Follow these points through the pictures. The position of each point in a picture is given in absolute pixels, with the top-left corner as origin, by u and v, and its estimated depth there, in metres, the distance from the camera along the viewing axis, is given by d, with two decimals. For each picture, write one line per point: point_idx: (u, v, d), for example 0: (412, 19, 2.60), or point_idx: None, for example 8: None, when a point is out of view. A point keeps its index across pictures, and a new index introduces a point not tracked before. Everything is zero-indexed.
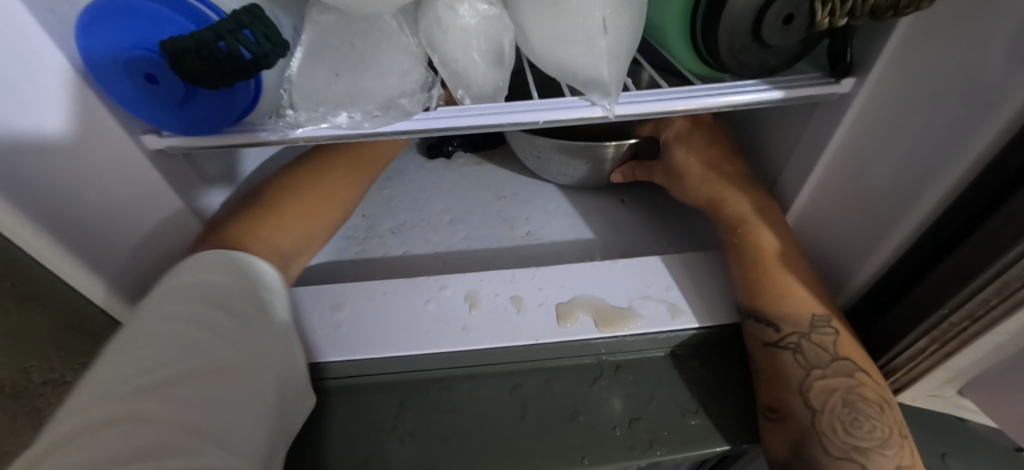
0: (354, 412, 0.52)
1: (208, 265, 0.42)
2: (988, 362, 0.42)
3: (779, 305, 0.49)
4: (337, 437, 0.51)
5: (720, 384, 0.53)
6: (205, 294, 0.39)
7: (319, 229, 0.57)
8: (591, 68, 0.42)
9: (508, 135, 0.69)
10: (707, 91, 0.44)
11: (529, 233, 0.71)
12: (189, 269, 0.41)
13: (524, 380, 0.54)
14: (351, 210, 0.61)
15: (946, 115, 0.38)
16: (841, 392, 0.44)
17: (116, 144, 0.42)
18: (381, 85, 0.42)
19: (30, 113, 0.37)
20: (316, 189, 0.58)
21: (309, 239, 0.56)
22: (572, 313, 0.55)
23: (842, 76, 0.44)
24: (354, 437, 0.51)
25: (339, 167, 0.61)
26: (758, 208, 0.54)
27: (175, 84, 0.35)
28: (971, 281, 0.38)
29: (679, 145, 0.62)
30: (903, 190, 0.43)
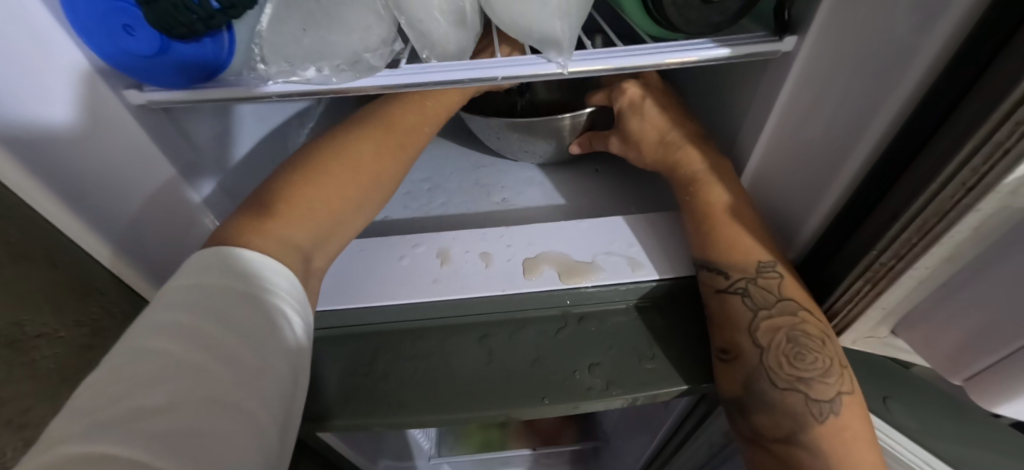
0: (331, 359, 0.56)
1: (227, 271, 0.42)
2: (914, 298, 0.45)
3: (727, 255, 0.51)
4: (327, 381, 0.55)
5: (676, 331, 0.57)
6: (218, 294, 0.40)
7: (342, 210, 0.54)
8: (545, 24, 0.44)
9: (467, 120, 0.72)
10: (658, 49, 0.47)
11: (505, 200, 0.73)
12: (196, 274, 0.41)
13: (493, 331, 0.57)
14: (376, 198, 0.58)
15: (873, 65, 0.41)
16: (785, 329, 0.47)
17: (99, 95, 0.45)
18: (346, 40, 0.45)
19: (47, 104, 0.42)
20: (346, 172, 0.56)
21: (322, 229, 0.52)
22: (538, 267, 0.58)
23: (783, 33, 0.47)
24: (334, 381, 0.55)
25: (373, 147, 0.59)
26: (709, 166, 0.57)
27: (151, 35, 0.37)
28: (896, 223, 0.41)
29: (631, 115, 0.64)
30: (839, 143, 0.46)
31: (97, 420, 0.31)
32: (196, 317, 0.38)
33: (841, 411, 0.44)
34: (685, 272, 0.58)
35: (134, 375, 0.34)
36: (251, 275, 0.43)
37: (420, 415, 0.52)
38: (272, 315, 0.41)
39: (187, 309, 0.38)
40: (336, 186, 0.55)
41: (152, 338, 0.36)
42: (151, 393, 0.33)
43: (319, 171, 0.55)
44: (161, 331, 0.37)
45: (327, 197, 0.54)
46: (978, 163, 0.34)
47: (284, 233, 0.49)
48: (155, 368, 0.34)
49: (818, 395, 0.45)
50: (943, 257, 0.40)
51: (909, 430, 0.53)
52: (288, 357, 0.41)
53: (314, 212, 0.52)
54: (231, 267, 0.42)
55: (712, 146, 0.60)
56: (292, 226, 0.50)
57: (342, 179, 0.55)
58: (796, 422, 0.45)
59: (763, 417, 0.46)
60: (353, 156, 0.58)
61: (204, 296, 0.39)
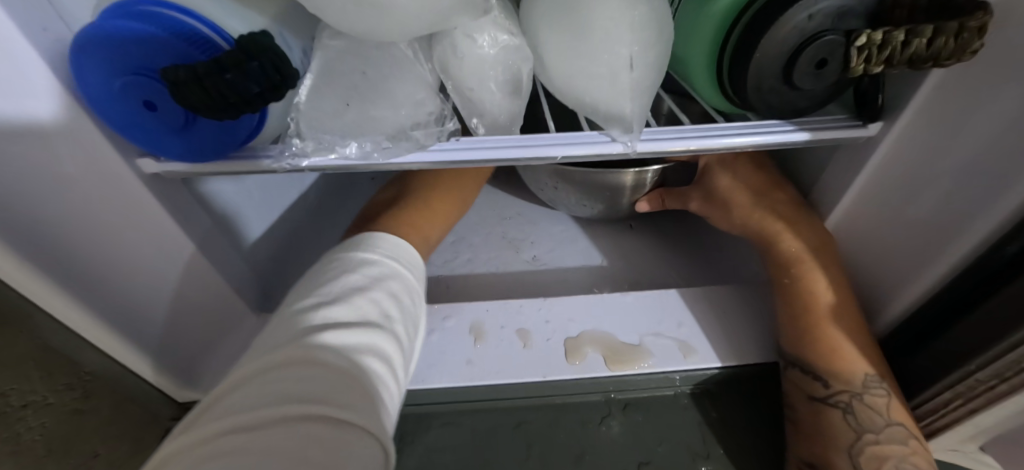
0: None
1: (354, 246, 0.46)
2: (1014, 422, 0.40)
3: (829, 360, 0.45)
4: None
5: (740, 429, 0.51)
6: (347, 261, 0.43)
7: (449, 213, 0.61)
8: (614, 104, 0.40)
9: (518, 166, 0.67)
10: (735, 129, 0.42)
11: (535, 258, 0.69)
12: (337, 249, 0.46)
13: (528, 417, 0.52)
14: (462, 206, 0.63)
15: (987, 171, 0.37)
16: (894, 460, 0.41)
17: (99, 161, 0.38)
18: (393, 115, 0.39)
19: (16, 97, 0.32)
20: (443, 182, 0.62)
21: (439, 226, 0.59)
22: (581, 349, 0.53)
23: (870, 120, 0.42)
24: None
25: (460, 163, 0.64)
26: (814, 247, 0.50)
27: (176, 111, 0.34)
28: (1003, 342, 0.37)
29: (723, 169, 0.57)
30: (933, 238, 0.42)
31: (263, 362, 0.32)
32: (321, 310, 0.37)
33: None
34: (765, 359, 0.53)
35: (284, 327, 0.35)
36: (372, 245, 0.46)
37: None
38: (405, 324, 0.41)
39: (323, 297, 0.38)
40: (450, 194, 0.61)
41: (289, 316, 0.37)
42: (310, 350, 0.32)
43: (444, 181, 0.61)
44: (294, 306, 0.38)
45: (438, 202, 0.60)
46: None
47: (424, 229, 0.56)
48: (319, 337, 0.34)
49: None
50: None
51: None
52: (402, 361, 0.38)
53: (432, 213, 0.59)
54: (357, 243, 0.46)
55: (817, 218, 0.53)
56: (425, 223, 0.57)
57: (454, 190, 0.61)
58: None
59: None
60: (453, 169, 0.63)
61: (336, 266, 0.43)
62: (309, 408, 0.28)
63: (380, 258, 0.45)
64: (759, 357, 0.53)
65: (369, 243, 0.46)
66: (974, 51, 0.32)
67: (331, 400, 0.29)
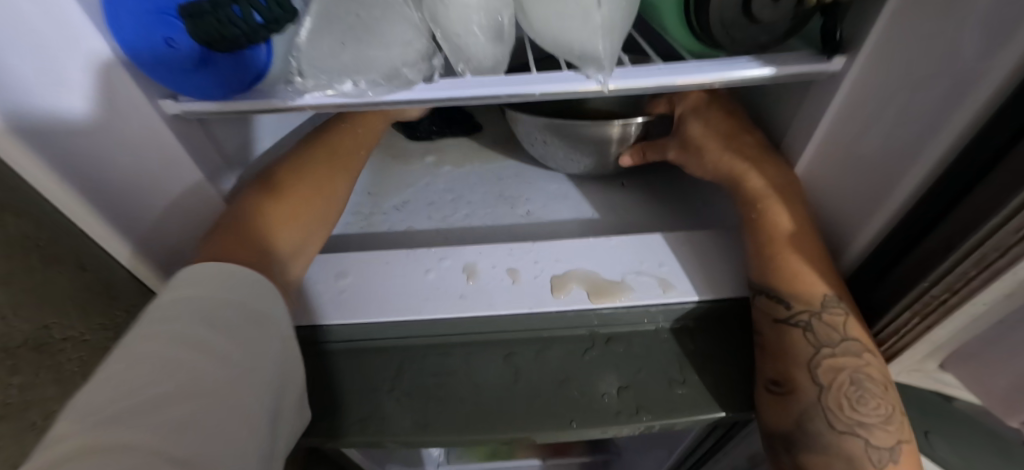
0: (356, 371, 0.56)
1: (208, 285, 0.42)
2: (966, 336, 0.43)
3: (791, 284, 0.49)
4: (352, 394, 0.54)
5: (717, 357, 0.55)
6: (205, 306, 0.40)
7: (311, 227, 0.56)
8: (587, 42, 0.43)
9: (510, 122, 0.71)
10: (701, 67, 0.45)
11: (529, 212, 0.73)
12: (188, 282, 0.42)
13: (518, 349, 0.56)
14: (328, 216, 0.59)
15: (934, 95, 0.39)
16: (848, 370, 0.45)
17: (132, 107, 0.44)
18: (386, 54, 0.43)
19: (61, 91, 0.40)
20: (294, 194, 0.57)
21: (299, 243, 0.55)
22: (565, 285, 0.57)
23: (832, 53, 0.45)
24: (359, 394, 0.54)
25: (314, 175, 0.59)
26: (778, 185, 0.53)
27: (193, 49, 0.37)
28: (951, 254, 0.39)
29: (694, 119, 0.62)
30: (891, 166, 0.44)
31: (65, 447, 0.30)
32: (155, 369, 0.35)
33: (900, 459, 0.42)
34: (738, 292, 0.56)
35: (102, 392, 0.34)
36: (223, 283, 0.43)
37: (445, 433, 0.51)
38: (267, 364, 0.41)
39: (165, 347, 0.37)
40: (302, 208, 0.56)
41: (109, 381, 0.34)
42: (129, 428, 0.32)
43: (292, 197, 0.56)
44: (129, 358, 0.36)
45: (295, 219, 0.55)
46: None
47: (269, 247, 0.51)
48: (142, 409, 0.33)
49: (878, 442, 0.43)
50: (1002, 293, 0.38)
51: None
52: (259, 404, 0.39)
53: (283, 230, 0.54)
54: (214, 278, 0.43)
55: (787, 163, 0.56)
56: (280, 238, 0.53)
57: (305, 198, 0.57)
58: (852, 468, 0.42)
59: (809, 456, 0.45)
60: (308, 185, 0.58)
61: (189, 308, 0.40)
62: None
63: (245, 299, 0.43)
64: (733, 291, 0.56)
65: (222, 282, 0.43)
66: None
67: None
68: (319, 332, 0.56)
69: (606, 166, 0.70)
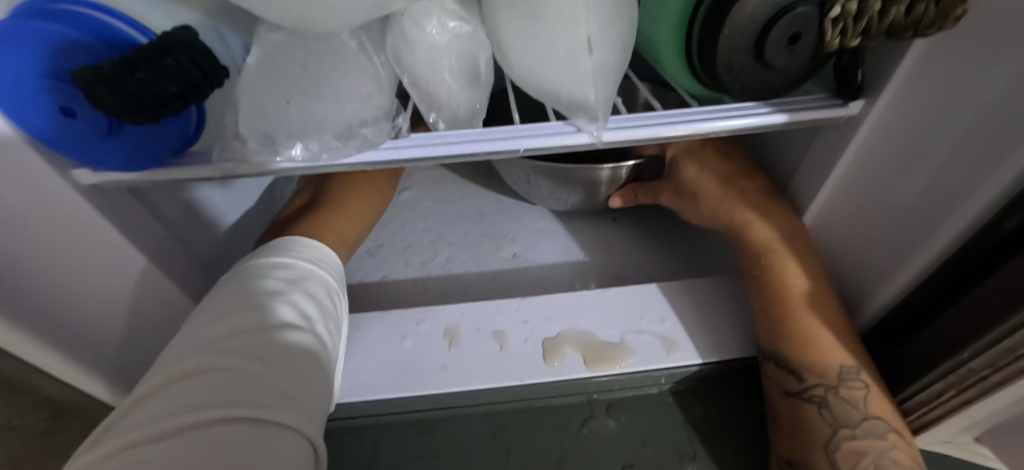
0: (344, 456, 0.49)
1: (279, 251, 0.43)
2: (1009, 414, 0.38)
3: (802, 353, 0.43)
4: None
5: (726, 428, 0.49)
6: (282, 266, 0.41)
7: (371, 212, 0.60)
8: (576, 90, 0.38)
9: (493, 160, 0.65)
10: (703, 114, 0.40)
11: (516, 255, 0.67)
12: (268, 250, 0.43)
13: (509, 422, 0.50)
14: (387, 201, 0.62)
15: (973, 148, 0.35)
16: (872, 455, 0.39)
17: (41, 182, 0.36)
18: (339, 111, 0.37)
19: None
20: (354, 178, 0.60)
21: (364, 226, 0.58)
22: (560, 349, 0.51)
23: (851, 97, 0.40)
24: None
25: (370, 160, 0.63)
26: (785, 236, 0.48)
27: (98, 119, 0.31)
28: (996, 326, 0.34)
29: (689, 160, 0.56)
30: (925, 223, 0.40)
31: (182, 370, 0.32)
32: (243, 315, 0.36)
33: None
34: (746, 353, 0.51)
35: (205, 332, 0.35)
36: (301, 250, 0.44)
37: None
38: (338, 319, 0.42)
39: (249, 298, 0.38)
40: (366, 193, 0.60)
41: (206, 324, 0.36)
42: (230, 356, 0.33)
43: (354, 182, 0.60)
44: (225, 304, 0.37)
45: (358, 205, 0.58)
46: None
47: (338, 229, 0.54)
48: (239, 342, 0.34)
49: None
50: None
51: None
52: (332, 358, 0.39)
53: (351, 213, 0.57)
54: (284, 247, 0.44)
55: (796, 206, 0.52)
56: (342, 223, 0.55)
57: (368, 183, 0.60)
58: None
59: None
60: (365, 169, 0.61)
61: (270, 267, 0.41)
62: (232, 411, 0.29)
63: (310, 266, 0.43)
64: (743, 351, 0.51)
65: (283, 248, 0.44)
66: (956, 20, 0.30)
67: (240, 405, 0.30)
68: None
69: (597, 204, 0.65)
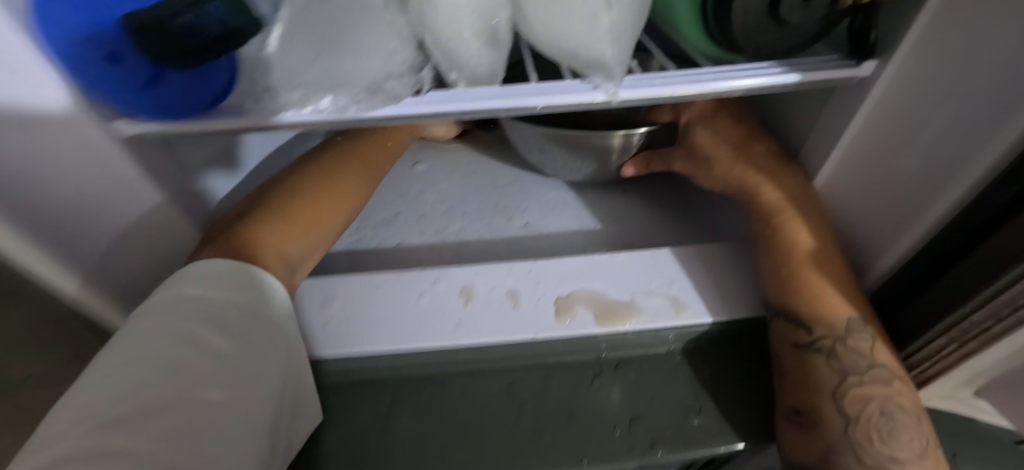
0: (347, 407, 0.51)
1: (208, 282, 0.39)
2: (1009, 364, 0.40)
3: (812, 307, 0.45)
4: (332, 433, 0.50)
5: (733, 382, 0.51)
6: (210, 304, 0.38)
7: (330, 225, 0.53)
8: (594, 48, 0.39)
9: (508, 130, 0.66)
10: (717, 74, 0.41)
11: (528, 224, 0.68)
12: (191, 281, 0.39)
13: (522, 377, 0.52)
14: (349, 214, 0.56)
15: (979, 105, 0.36)
16: (878, 400, 0.41)
17: (84, 139, 0.38)
18: (367, 66, 0.39)
19: None
20: (312, 187, 0.54)
21: (314, 242, 0.51)
22: (571, 309, 0.53)
23: (863, 58, 0.41)
24: (347, 430, 0.50)
25: (336, 167, 0.57)
26: (793, 198, 0.50)
27: (140, 67, 0.33)
28: (998, 279, 0.36)
29: (703, 127, 0.57)
30: (931, 183, 0.40)
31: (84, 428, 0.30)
32: (183, 342, 0.35)
33: None
34: (754, 312, 0.53)
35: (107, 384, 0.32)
36: (237, 277, 0.41)
37: None
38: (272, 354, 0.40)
39: (190, 319, 0.37)
40: (326, 201, 0.54)
41: (139, 353, 0.34)
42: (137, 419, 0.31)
43: (309, 191, 0.53)
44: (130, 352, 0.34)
45: (309, 218, 0.51)
46: None
47: (275, 246, 0.47)
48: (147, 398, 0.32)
49: None
50: None
51: None
52: (279, 379, 0.40)
53: (298, 227, 0.50)
54: (209, 275, 0.40)
55: (806, 171, 0.53)
56: (285, 239, 0.49)
57: (330, 193, 0.54)
58: None
59: None
60: (324, 177, 0.55)
61: (198, 306, 0.38)
62: None
63: (239, 298, 0.40)
64: (750, 310, 0.53)
65: (210, 279, 0.40)
66: None
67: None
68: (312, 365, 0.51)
69: (608, 174, 0.66)
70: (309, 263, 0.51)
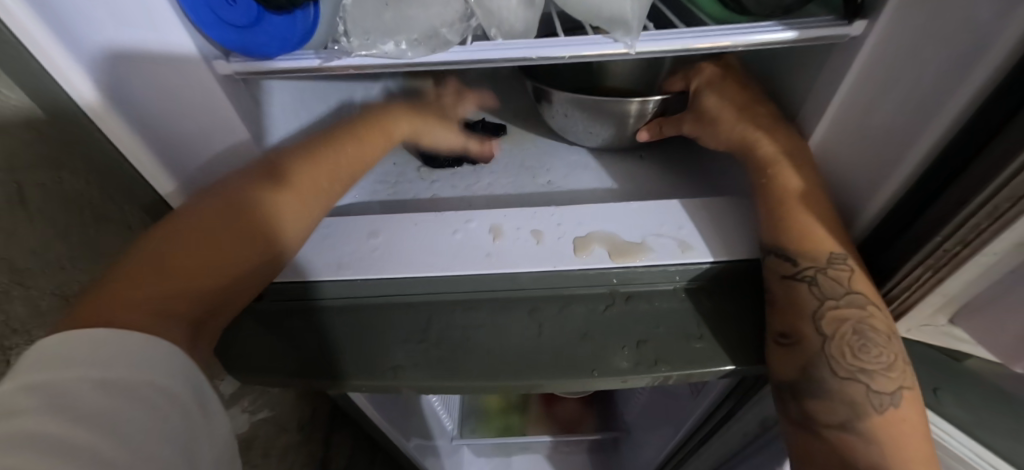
0: (353, 327, 0.59)
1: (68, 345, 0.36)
2: (979, 285, 0.45)
3: (800, 242, 0.51)
4: (340, 344, 0.58)
5: (731, 315, 0.57)
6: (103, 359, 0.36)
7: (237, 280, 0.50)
8: (615, 6, 0.46)
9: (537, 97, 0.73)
10: (724, 31, 0.47)
11: (551, 182, 0.75)
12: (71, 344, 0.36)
13: (541, 305, 0.59)
14: (259, 269, 0.51)
15: (948, 53, 0.41)
16: (852, 321, 0.47)
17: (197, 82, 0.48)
18: (426, 15, 0.47)
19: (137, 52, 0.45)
20: (224, 228, 0.50)
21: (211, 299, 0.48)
22: (588, 246, 0.59)
23: (852, 17, 0.47)
24: (354, 343, 0.58)
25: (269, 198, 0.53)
26: (787, 151, 0.56)
27: (249, 5, 0.41)
28: (964, 207, 0.40)
29: (710, 92, 0.63)
30: (908, 129, 0.45)
31: None
32: (69, 412, 0.32)
33: (901, 403, 0.45)
34: (750, 255, 0.58)
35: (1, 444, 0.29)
36: (131, 350, 0.38)
37: (466, 380, 0.54)
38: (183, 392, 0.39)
39: (62, 393, 0.33)
40: (235, 248, 0.50)
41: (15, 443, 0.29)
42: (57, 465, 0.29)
43: (214, 238, 0.49)
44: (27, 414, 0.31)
45: (212, 271, 0.48)
46: None
47: (160, 304, 0.44)
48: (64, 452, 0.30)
49: (880, 387, 0.46)
50: (1014, 242, 0.39)
51: (960, 423, 0.54)
52: (190, 384, 0.40)
53: (196, 283, 0.47)
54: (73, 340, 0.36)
55: (805, 129, 0.58)
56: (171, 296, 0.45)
57: (246, 235, 0.51)
58: (852, 411, 0.46)
59: (814, 402, 0.48)
60: (250, 217, 0.51)
61: (97, 368, 0.35)
62: None
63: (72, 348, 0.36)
64: (747, 253, 0.59)
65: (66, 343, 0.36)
66: None
67: None
68: (312, 289, 0.59)
69: (625, 138, 0.72)
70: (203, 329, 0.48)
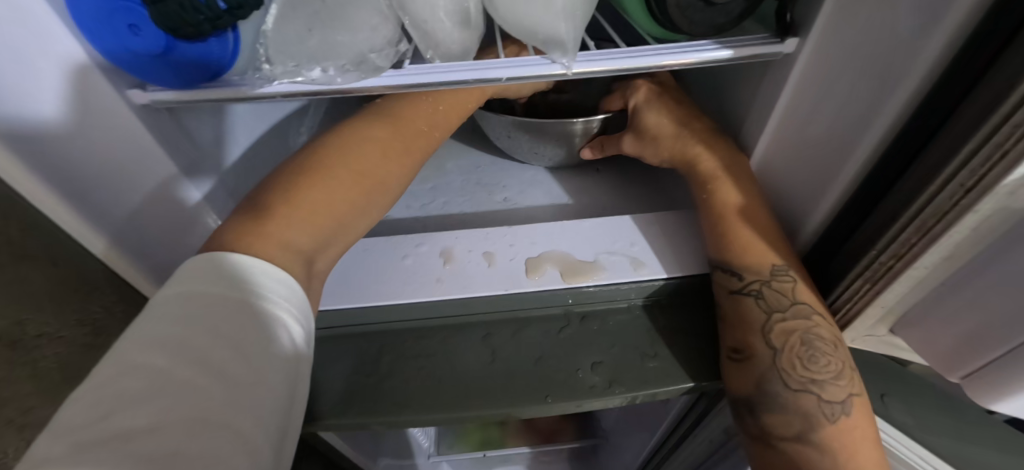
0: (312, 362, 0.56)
1: (204, 273, 0.40)
2: (912, 297, 0.45)
3: (743, 257, 0.51)
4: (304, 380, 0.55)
5: (684, 331, 0.57)
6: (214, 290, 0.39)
7: (353, 215, 0.54)
8: (551, 27, 0.44)
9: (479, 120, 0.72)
10: (659, 51, 0.47)
11: (507, 199, 0.74)
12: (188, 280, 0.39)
13: (497, 330, 0.58)
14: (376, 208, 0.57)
15: (874, 70, 0.41)
16: (801, 332, 0.47)
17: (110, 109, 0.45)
18: (352, 40, 0.46)
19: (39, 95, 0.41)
20: (340, 167, 0.55)
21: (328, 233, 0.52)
22: (540, 267, 0.58)
23: (784, 35, 0.48)
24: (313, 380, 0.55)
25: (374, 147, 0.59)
26: (726, 165, 0.56)
27: (158, 36, 0.37)
28: (896, 222, 0.41)
29: (648, 109, 0.63)
30: (840, 144, 0.46)
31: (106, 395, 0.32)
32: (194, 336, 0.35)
33: (852, 411, 0.45)
34: (700, 271, 0.58)
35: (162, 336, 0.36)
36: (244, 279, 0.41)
37: (421, 412, 0.52)
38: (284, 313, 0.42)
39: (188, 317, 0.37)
40: (348, 186, 0.54)
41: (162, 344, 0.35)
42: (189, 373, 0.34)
43: (333, 175, 0.54)
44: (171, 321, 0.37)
45: (335, 200, 0.53)
46: (977, 165, 0.34)
47: (282, 237, 0.48)
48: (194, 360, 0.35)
49: (830, 397, 0.46)
50: (942, 256, 0.40)
51: (909, 430, 0.54)
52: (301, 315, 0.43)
53: (320, 217, 0.51)
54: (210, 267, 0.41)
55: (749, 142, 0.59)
56: (293, 230, 0.49)
57: (356, 177, 0.56)
58: (807, 423, 0.46)
59: (769, 416, 0.47)
60: (363, 159, 0.57)
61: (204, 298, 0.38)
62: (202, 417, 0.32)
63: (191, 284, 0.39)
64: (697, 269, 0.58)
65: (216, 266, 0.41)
66: None
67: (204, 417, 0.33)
68: None
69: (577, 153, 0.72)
70: (324, 265, 0.51)
